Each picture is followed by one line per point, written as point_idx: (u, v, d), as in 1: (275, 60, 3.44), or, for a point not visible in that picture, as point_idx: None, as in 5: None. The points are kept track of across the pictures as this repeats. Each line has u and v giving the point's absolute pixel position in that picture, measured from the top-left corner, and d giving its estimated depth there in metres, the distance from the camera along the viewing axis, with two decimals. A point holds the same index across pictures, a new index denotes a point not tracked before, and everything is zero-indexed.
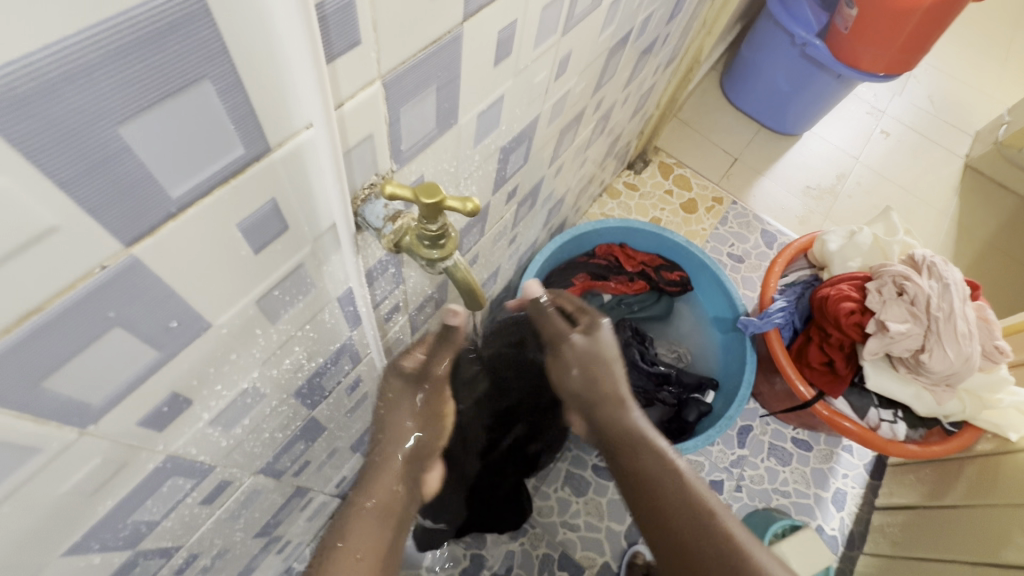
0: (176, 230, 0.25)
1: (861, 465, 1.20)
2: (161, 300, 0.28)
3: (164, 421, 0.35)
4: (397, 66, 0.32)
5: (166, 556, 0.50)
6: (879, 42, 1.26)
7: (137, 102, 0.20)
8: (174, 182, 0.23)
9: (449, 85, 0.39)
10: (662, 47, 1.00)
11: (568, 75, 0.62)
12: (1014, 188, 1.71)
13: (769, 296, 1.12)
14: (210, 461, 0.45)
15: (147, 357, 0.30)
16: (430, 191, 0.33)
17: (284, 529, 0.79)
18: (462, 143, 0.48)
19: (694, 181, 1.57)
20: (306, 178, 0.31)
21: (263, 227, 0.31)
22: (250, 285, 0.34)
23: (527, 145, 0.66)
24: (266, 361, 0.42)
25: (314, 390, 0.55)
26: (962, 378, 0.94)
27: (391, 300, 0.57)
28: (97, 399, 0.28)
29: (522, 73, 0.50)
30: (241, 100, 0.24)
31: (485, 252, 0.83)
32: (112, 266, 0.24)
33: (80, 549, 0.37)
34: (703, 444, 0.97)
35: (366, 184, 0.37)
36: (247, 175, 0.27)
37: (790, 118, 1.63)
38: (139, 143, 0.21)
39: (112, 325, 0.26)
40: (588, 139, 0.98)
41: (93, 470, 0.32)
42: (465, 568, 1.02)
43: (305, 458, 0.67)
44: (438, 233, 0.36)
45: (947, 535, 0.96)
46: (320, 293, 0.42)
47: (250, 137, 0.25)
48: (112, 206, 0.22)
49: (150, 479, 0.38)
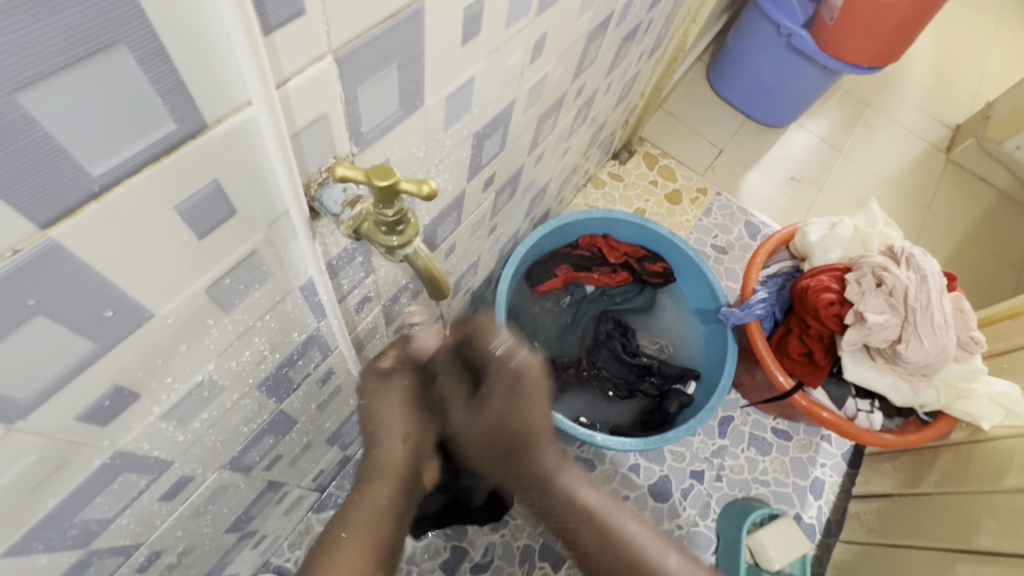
0: (100, 213, 0.24)
1: (839, 455, 1.21)
2: (91, 288, 0.26)
3: (108, 416, 0.34)
4: (350, 41, 0.31)
5: (125, 554, 0.48)
6: (864, 34, 1.26)
7: (35, 68, 0.18)
8: (94, 158, 0.22)
9: (411, 63, 0.37)
10: (645, 34, 0.98)
11: (544, 60, 0.61)
12: (992, 180, 1.72)
13: (751, 288, 1.12)
14: (166, 456, 0.43)
15: (80, 349, 0.28)
16: (384, 173, 0.31)
17: (257, 524, 0.77)
18: (431, 127, 0.46)
19: (679, 171, 1.57)
20: (252, 158, 0.29)
21: (207, 211, 0.29)
22: (198, 271, 0.32)
23: (503, 132, 0.64)
24: (222, 353, 0.40)
25: (282, 382, 0.54)
26: (938, 368, 0.95)
27: (360, 290, 0.55)
28: (24, 393, 0.27)
29: (493, 55, 0.48)
30: (168, 70, 0.22)
31: (463, 241, 0.82)
32: (27, 251, 0.22)
33: (21, 550, 0.35)
34: (683, 434, 0.97)
35: (322, 168, 0.36)
36: (182, 154, 0.25)
37: (774, 109, 1.62)
38: (44, 112, 0.19)
39: (33, 314, 0.24)
40: (570, 127, 0.96)
41: (27, 468, 0.30)
42: (446, 560, 1.02)
43: (275, 453, 0.66)
44: (396, 219, 0.35)
45: (924, 524, 0.97)
46: (281, 281, 0.41)
47: (181, 112, 0.24)
48: (17, 183, 0.20)
49: (97, 476, 0.37)
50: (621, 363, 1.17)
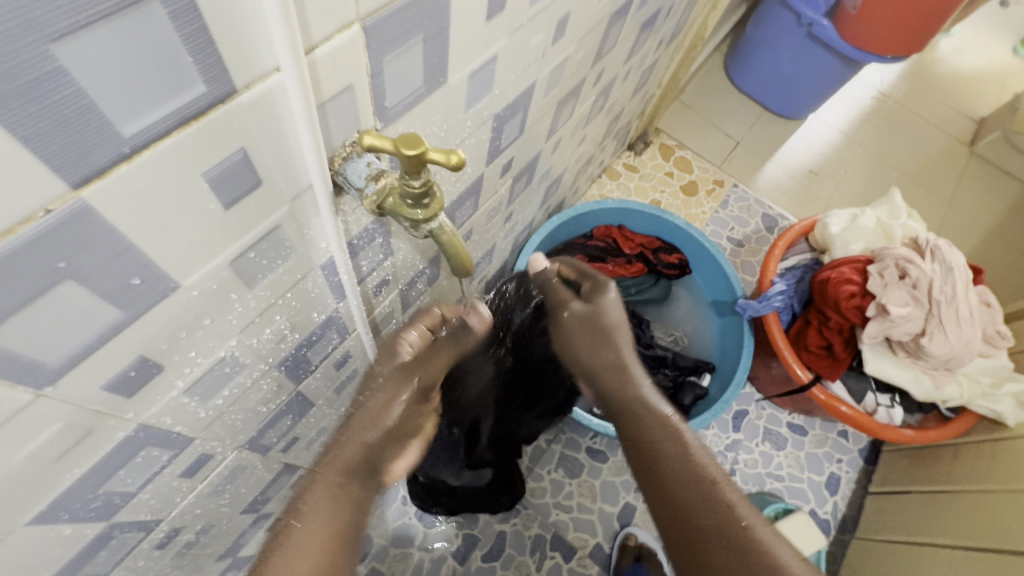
0: (130, 175, 0.23)
1: (855, 451, 1.20)
2: (119, 254, 0.26)
3: (132, 387, 0.34)
4: (378, 9, 0.30)
5: (146, 529, 0.49)
6: (887, 23, 1.22)
7: (69, 18, 0.18)
8: (125, 117, 0.21)
9: (437, 36, 0.37)
10: (665, 21, 0.97)
11: (566, 41, 0.60)
12: (1019, 175, 1.68)
13: (769, 279, 1.10)
14: (187, 432, 0.43)
15: (107, 317, 0.28)
16: (411, 142, 0.31)
17: (273, 506, 0.78)
18: (453, 106, 0.45)
19: (695, 163, 1.55)
20: (279, 128, 0.29)
21: (234, 180, 0.29)
22: (224, 243, 0.32)
23: (522, 115, 0.63)
24: (245, 329, 0.40)
25: (301, 363, 0.54)
26: (962, 363, 0.93)
27: (379, 273, 0.55)
28: (53, 358, 0.27)
29: (516, 33, 0.47)
30: (199, 27, 0.22)
31: (480, 227, 0.81)
32: (58, 211, 0.22)
33: (47, 519, 0.36)
34: (698, 426, 0.96)
35: (346, 142, 0.35)
36: (210, 119, 0.25)
37: (793, 100, 1.60)
38: (77, 66, 0.19)
39: (62, 278, 0.24)
40: (588, 115, 0.95)
41: (54, 435, 0.30)
42: (458, 548, 1.02)
43: (293, 435, 0.66)
44: (421, 191, 0.34)
45: (943, 521, 0.95)
46: (303, 257, 0.40)
47: (211, 74, 0.23)
48: (49, 138, 0.20)
49: (122, 448, 0.37)
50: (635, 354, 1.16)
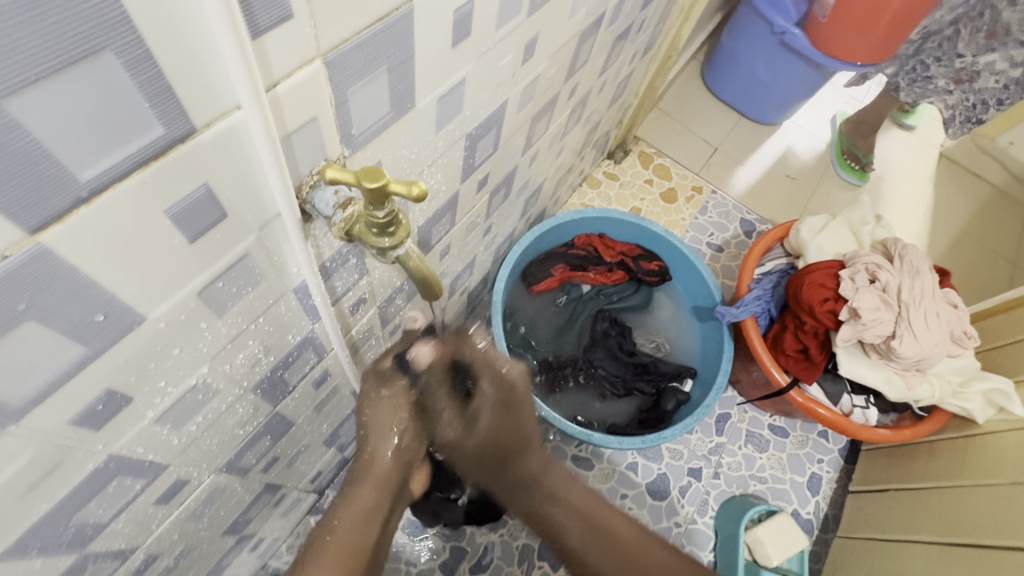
0: (88, 217, 0.24)
1: (835, 450, 1.22)
2: (82, 292, 0.26)
3: (101, 419, 0.34)
4: (340, 45, 0.31)
5: (121, 557, 0.48)
6: (856, 32, 1.25)
7: (21, 74, 0.18)
8: (82, 164, 0.22)
9: (401, 66, 0.37)
10: (638, 34, 0.99)
11: (537, 59, 0.61)
12: (986, 176, 1.76)
13: (746, 285, 1.13)
14: (161, 459, 0.43)
15: (71, 354, 0.28)
16: (373, 175, 0.32)
17: (255, 527, 0.77)
18: (423, 128, 0.46)
19: (674, 170, 1.57)
20: (242, 162, 0.29)
21: (198, 214, 0.29)
22: (188, 275, 0.32)
23: (496, 133, 0.64)
24: (216, 356, 0.40)
25: (278, 384, 0.54)
26: (931, 363, 0.96)
27: (355, 292, 0.56)
28: (17, 395, 0.27)
29: (485, 56, 0.48)
30: (156, 74, 0.22)
31: (458, 242, 0.82)
32: (17, 256, 0.22)
33: (16, 553, 0.35)
34: (679, 431, 0.98)
35: (313, 171, 0.36)
36: (170, 159, 0.25)
37: (768, 107, 1.63)
38: (31, 117, 0.19)
39: (25, 318, 0.24)
40: (565, 127, 0.97)
41: (21, 469, 0.30)
42: (445, 561, 1.02)
43: (272, 455, 0.66)
44: (386, 220, 0.35)
45: (917, 519, 0.98)
46: (275, 282, 0.41)
47: (169, 116, 0.24)
48: (9, 187, 0.20)
49: (92, 479, 0.37)
50: (618, 362, 1.17)
